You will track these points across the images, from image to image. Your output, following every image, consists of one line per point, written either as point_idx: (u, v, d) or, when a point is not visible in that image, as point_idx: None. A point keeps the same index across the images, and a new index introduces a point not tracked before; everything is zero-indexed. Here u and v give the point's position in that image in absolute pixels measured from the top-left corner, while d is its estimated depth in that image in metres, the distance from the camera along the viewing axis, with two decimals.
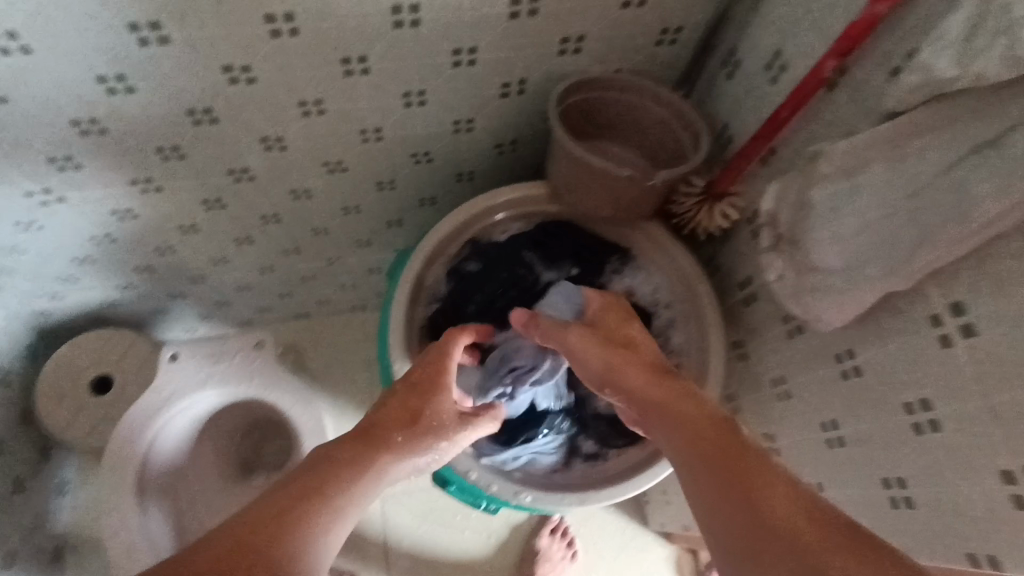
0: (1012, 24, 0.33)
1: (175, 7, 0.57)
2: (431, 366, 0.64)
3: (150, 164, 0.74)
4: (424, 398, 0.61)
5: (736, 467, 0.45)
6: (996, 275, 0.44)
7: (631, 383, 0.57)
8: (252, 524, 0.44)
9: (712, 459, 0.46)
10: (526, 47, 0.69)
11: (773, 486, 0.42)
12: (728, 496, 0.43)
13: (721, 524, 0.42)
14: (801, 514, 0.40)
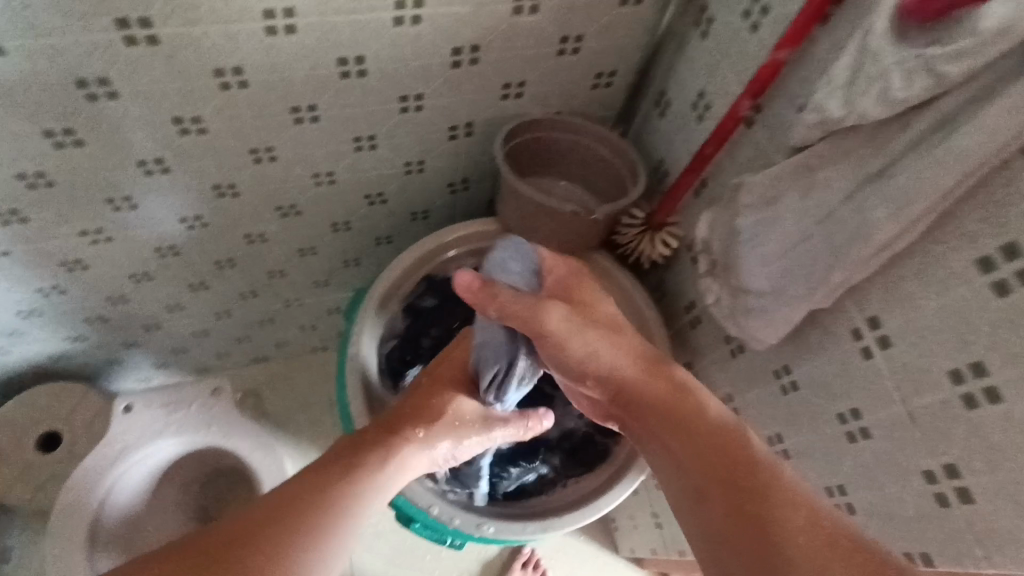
0: (884, 70, 0.38)
1: (123, 65, 0.58)
2: (445, 367, 0.66)
3: (100, 217, 0.75)
4: (438, 399, 0.63)
5: (747, 479, 0.44)
6: (896, 291, 0.48)
7: (622, 377, 0.54)
8: (269, 511, 0.46)
9: (720, 474, 0.45)
10: (471, 93, 0.73)
11: (788, 501, 0.42)
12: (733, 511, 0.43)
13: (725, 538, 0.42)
14: (812, 537, 0.40)
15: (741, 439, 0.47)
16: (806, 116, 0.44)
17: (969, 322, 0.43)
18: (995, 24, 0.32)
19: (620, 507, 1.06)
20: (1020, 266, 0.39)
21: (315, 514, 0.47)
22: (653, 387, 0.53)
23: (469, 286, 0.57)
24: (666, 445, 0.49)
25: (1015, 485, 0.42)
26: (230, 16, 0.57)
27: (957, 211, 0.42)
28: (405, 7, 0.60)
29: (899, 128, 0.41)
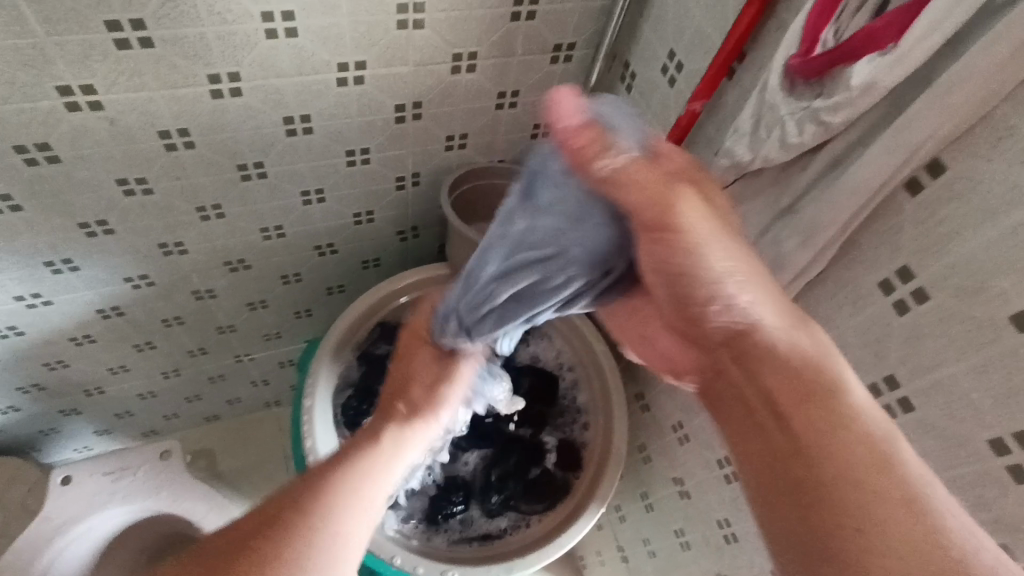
0: (781, 120, 0.43)
1: (63, 130, 0.59)
2: (413, 338, 0.59)
3: (39, 281, 0.73)
4: (412, 380, 0.57)
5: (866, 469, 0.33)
6: (816, 313, 0.52)
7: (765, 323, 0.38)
8: (241, 540, 0.42)
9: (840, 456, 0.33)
10: (416, 145, 0.76)
11: (907, 493, 0.32)
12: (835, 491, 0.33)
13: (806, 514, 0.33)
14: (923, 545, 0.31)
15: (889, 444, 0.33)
16: (719, 160, 0.50)
17: (879, 339, 0.47)
18: (863, 81, 0.37)
19: (586, 544, 1.06)
20: (914, 286, 0.44)
21: (294, 532, 0.42)
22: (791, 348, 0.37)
23: (574, 129, 0.38)
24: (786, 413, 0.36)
25: None
26: (174, 81, 0.58)
27: (857, 239, 0.47)
28: (348, 69, 0.64)
29: (800, 167, 0.45)
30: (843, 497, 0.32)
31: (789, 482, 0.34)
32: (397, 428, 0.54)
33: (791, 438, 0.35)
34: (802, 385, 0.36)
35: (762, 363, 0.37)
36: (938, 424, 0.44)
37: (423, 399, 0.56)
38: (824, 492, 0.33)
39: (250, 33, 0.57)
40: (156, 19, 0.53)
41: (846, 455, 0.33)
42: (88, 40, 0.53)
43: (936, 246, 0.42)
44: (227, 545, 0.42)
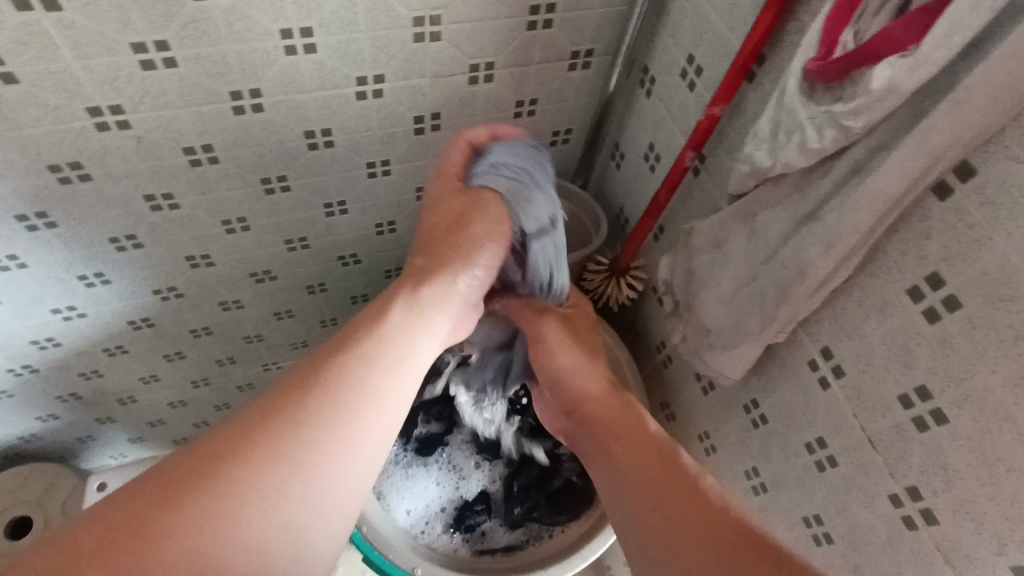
0: (801, 124, 0.42)
1: (94, 150, 0.61)
2: (449, 200, 0.59)
3: (74, 294, 0.76)
4: (445, 252, 0.57)
5: (671, 491, 0.49)
6: (841, 321, 0.50)
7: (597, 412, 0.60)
8: (255, 429, 0.42)
9: (660, 484, 0.50)
10: (436, 155, 0.76)
11: (695, 498, 0.48)
12: (659, 509, 0.48)
13: (651, 528, 0.48)
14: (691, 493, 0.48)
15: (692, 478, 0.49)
16: (739, 165, 0.49)
17: (908, 347, 0.46)
18: (884, 84, 0.36)
19: (614, 553, 1.04)
20: (945, 294, 0.42)
21: (309, 423, 0.43)
22: (631, 425, 0.57)
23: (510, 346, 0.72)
24: (623, 467, 0.54)
25: (972, 503, 0.43)
26: (198, 99, 0.60)
27: (883, 244, 0.45)
28: (367, 83, 0.64)
29: (823, 173, 0.44)
30: (710, 524, 0.45)
31: (652, 509, 0.49)
32: (431, 298, 0.54)
33: (637, 479, 0.52)
34: (667, 452, 0.53)
35: (622, 434, 0.57)
36: (974, 437, 0.42)
37: (448, 268, 0.56)
38: (653, 509, 0.49)
39: (270, 50, 0.58)
40: (179, 40, 0.55)
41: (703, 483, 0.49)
42: (115, 63, 0.55)
43: (968, 251, 0.40)
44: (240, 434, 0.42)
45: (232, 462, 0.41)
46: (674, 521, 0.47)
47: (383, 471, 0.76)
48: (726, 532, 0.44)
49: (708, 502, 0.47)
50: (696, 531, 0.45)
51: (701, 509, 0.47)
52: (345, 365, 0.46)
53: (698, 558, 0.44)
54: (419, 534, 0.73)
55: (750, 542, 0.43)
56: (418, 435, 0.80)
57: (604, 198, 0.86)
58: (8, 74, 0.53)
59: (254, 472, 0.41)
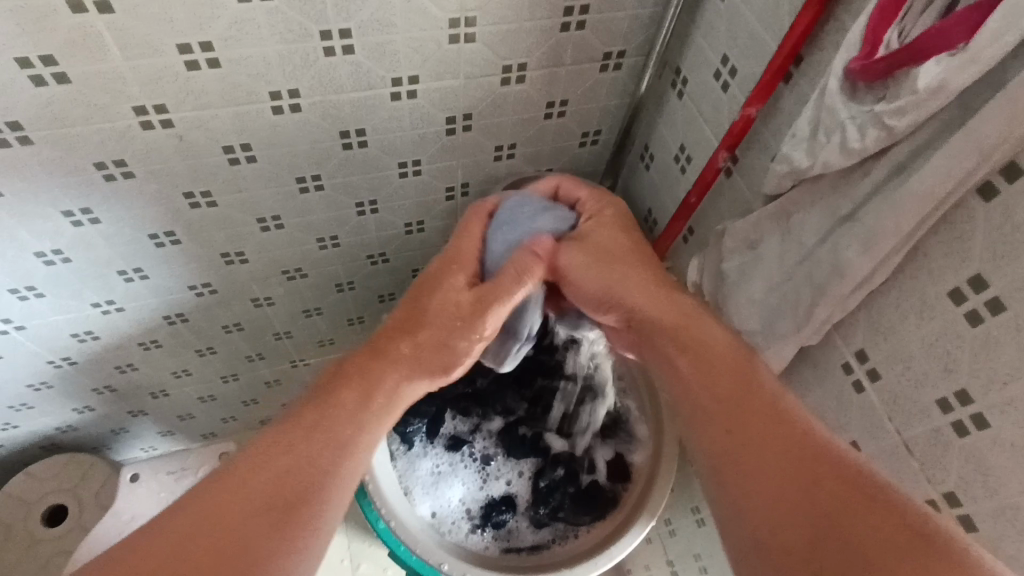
0: (841, 124, 0.42)
1: (138, 148, 0.63)
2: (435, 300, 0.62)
3: (113, 288, 0.78)
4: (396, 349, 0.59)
5: (770, 433, 0.47)
6: (879, 324, 0.50)
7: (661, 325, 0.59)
8: (251, 498, 0.47)
9: (758, 430, 0.48)
10: (466, 155, 0.77)
11: (799, 445, 0.46)
12: (765, 454, 0.47)
13: (760, 478, 0.46)
14: (796, 437, 0.47)
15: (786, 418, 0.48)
16: (777, 165, 0.49)
17: (948, 350, 0.45)
18: (930, 82, 0.36)
19: (634, 557, 1.03)
20: (989, 296, 0.42)
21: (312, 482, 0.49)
22: (704, 346, 0.55)
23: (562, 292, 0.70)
24: (707, 409, 0.52)
25: (1015, 510, 0.42)
26: (239, 99, 0.61)
27: (923, 246, 0.45)
28: (401, 84, 0.65)
29: (862, 173, 0.44)
30: (802, 487, 0.44)
31: (758, 452, 0.47)
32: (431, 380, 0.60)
33: (731, 423, 0.50)
34: (746, 383, 0.51)
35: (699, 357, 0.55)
36: (1018, 442, 0.41)
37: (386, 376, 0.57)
38: (754, 456, 0.47)
39: (309, 51, 0.59)
40: (223, 41, 0.56)
41: (792, 427, 0.47)
42: (162, 62, 0.56)
43: (1012, 253, 0.40)
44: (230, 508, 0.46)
45: (236, 529, 0.45)
46: (783, 472, 0.45)
47: (409, 468, 0.76)
48: (838, 480, 0.44)
49: (806, 450, 0.46)
50: (805, 482, 0.44)
51: (796, 461, 0.45)
52: (315, 437, 0.51)
53: (819, 513, 0.43)
54: (447, 532, 0.74)
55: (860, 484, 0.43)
56: (444, 431, 0.80)
57: (632, 199, 0.86)
58: (62, 74, 0.55)
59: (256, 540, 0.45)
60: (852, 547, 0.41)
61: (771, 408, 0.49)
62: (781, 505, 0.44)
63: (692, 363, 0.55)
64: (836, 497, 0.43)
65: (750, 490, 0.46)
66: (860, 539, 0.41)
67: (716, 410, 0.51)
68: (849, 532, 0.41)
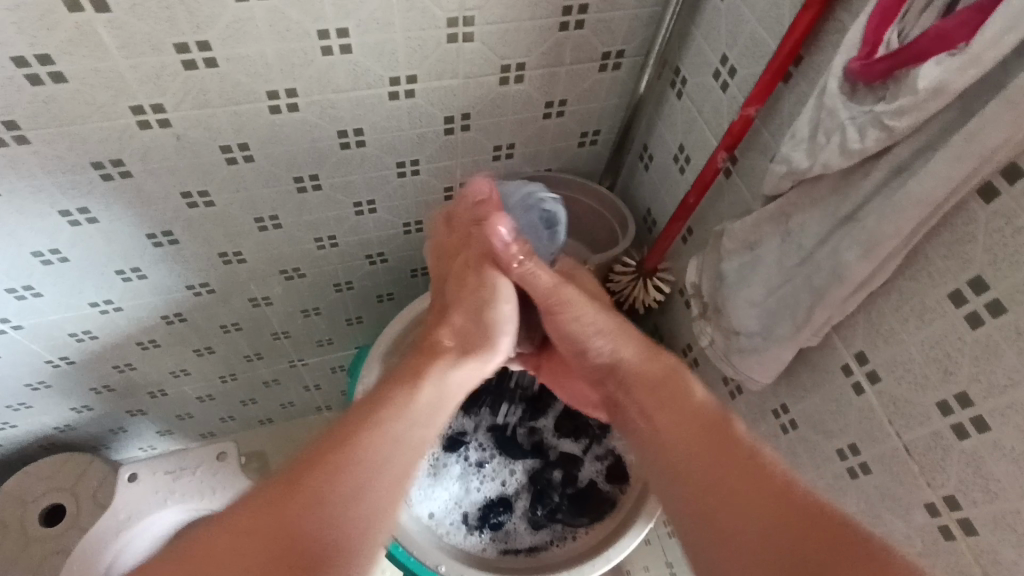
0: (841, 125, 0.41)
1: (136, 147, 0.62)
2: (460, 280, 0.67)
3: (111, 287, 0.77)
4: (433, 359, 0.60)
5: (742, 479, 0.47)
6: (878, 326, 0.49)
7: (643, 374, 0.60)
8: (276, 515, 0.45)
9: (729, 475, 0.48)
10: (465, 155, 0.77)
11: (772, 488, 0.46)
12: (739, 504, 0.46)
13: (735, 530, 0.45)
14: (767, 482, 0.47)
15: (754, 458, 0.48)
16: (776, 166, 0.49)
17: (949, 353, 0.45)
18: (931, 83, 0.35)
19: (633, 558, 1.02)
20: (989, 298, 0.41)
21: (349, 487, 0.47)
22: (682, 396, 0.56)
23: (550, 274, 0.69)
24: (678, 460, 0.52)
25: (1014, 515, 0.42)
26: (236, 98, 0.61)
27: (924, 248, 0.45)
28: (400, 83, 0.65)
29: (862, 175, 0.44)
30: (789, 527, 0.44)
31: (732, 498, 0.47)
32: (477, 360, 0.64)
33: (706, 472, 0.49)
34: (717, 428, 0.52)
35: (674, 408, 0.55)
36: (1017, 445, 0.41)
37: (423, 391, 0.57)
38: (729, 505, 0.47)
39: (307, 50, 0.59)
40: (221, 40, 0.56)
41: (771, 468, 0.48)
42: (160, 62, 0.56)
43: (1012, 256, 0.39)
44: (249, 531, 0.44)
45: (252, 553, 0.43)
46: (760, 518, 0.45)
47: None
48: (811, 523, 0.44)
49: (777, 490, 0.46)
50: (781, 525, 0.44)
51: (776, 503, 0.45)
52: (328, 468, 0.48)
53: (800, 556, 0.42)
54: (444, 534, 0.72)
55: (832, 523, 0.43)
56: (443, 432, 0.80)
57: (631, 199, 0.86)
58: (59, 73, 0.54)
59: (280, 559, 0.43)
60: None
61: (740, 452, 0.49)
62: (757, 555, 0.44)
63: (671, 406, 0.55)
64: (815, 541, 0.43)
65: (728, 540, 0.46)
66: (845, 567, 0.41)
67: (691, 453, 0.51)
68: (837, 573, 0.41)
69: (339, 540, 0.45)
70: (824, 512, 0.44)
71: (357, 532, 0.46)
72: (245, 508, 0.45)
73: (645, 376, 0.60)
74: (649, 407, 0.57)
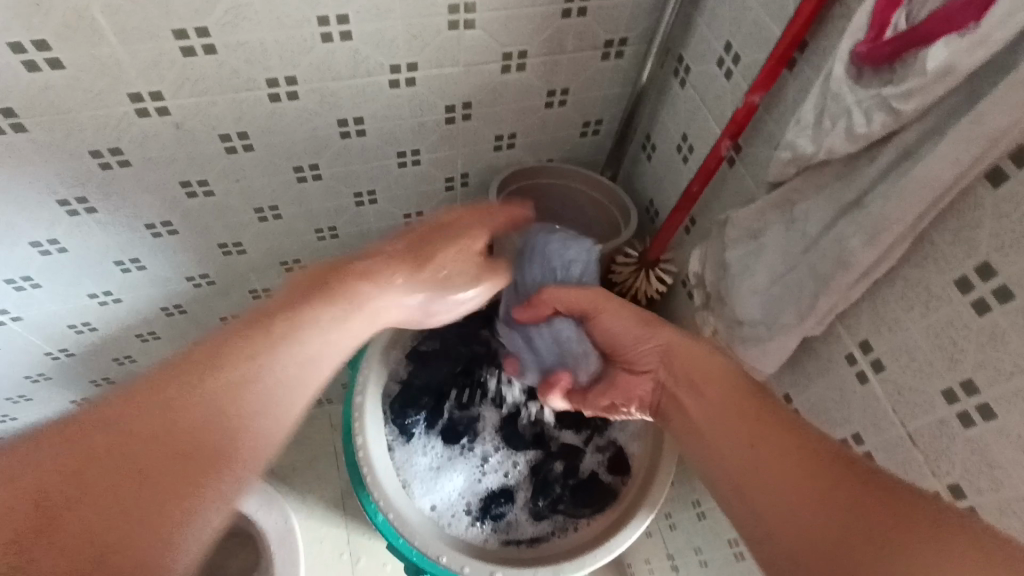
0: (847, 109, 0.41)
1: (134, 136, 0.62)
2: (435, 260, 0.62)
3: (110, 279, 0.77)
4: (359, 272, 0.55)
5: (784, 451, 0.45)
6: (884, 315, 0.49)
7: (686, 358, 0.58)
8: (151, 405, 0.41)
9: (770, 448, 0.46)
10: (466, 145, 0.76)
11: (813, 456, 0.44)
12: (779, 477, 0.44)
13: (776, 505, 0.44)
14: (812, 450, 0.44)
15: (796, 431, 0.46)
16: (780, 152, 0.48)
17: (954, 341, 0.44)
18: (939, 65, 0.35)
19: (634, 551, 1.02)
20: (996, 284, 0.41)
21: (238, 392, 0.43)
22: (720, 378, 0.54)
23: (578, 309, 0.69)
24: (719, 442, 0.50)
25: (1020, 503, 0.42)
26: (235, 86, 0.61)
27: (929, 234, 0.44)
28: (400, 71, 0.64)
29: (867, 160, 0.43)
30: (811, 493, 0.42)
31: (772, 473, 0.45)
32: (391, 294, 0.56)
33: (748, 449, 0.48)
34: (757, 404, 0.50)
35: (716, 391, 0.53)
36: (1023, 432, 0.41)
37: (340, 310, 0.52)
38: (770, 480, 0.45)
39: (306, 37, 0.58)
40: (220, 27, 0.55)
41: (799, 435, 0.46)
42: (158, 48, 0.55)
43: (1018, 240, 0.39)
44: (122, 427, 0.40)
45: (128, 457, 0.39)
46: (801, 488, 0.43)
47: (408, 459, 0.76)
48: (856, 484, 0.41)
49: (820, 458, 0.43)
50: (820, 494, 0.42)
51: (799, 473, 0.43)
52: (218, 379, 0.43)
53: (840, 523, 0.40)
54: (446, 525, 0.73)
55: (883, 487, 0.40)
56: (443, 422, 0.79)
57: (634, 190, 0.86)
58: (56, 60, 0.54)
59: (153, 462, 0.40)
60: (872, 545, 0.38)
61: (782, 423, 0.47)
62: (795, 527, 0.42)
63: (710, 390, 0.54)
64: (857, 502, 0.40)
65: (769, 516, 0.44)
66: (888, 532, 0.38)
67: (728, 434, 0.50)
68: (887, 535, 0.38)
69: (218, 451, 0.42)
70: (854, 472, 0.42)
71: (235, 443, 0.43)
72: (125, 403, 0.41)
73: (686, 361, 0.58)
74: (694, 396, 0.56)
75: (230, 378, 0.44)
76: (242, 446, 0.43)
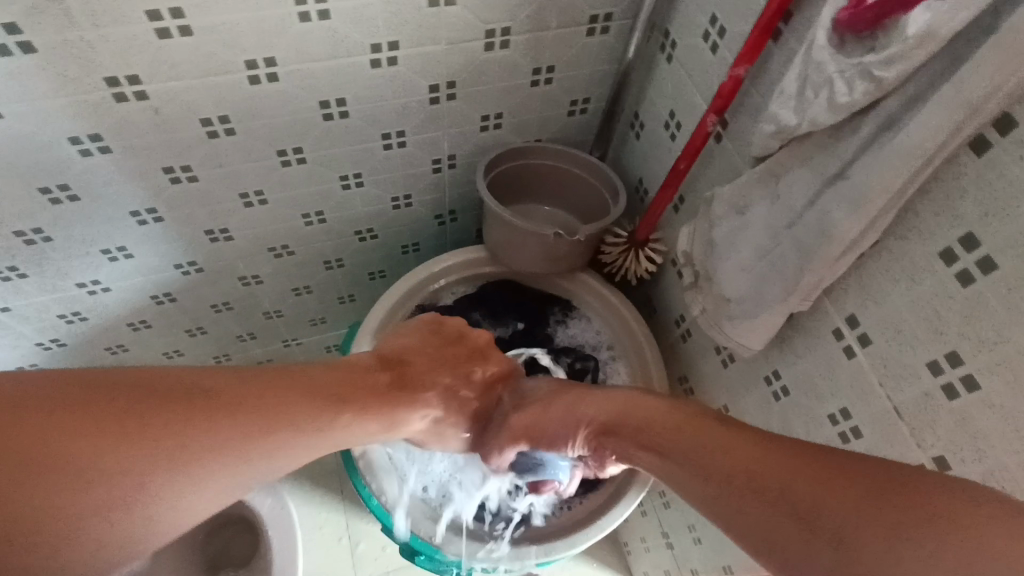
0: (829, 79, 0.40)
1: (113, 122, 0.61)
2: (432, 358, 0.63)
3: (98, 268, 0.77)
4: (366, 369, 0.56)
5: (754, 454, 0.39)
6: (869, 288, 0.49)
7: (631, 403, 0.51)
8: (157, 387, 0.42)
9: (738, 456, 0.40)
10: (452, 126, 0.75)
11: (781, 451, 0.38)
12: (755, 480, 0.38)
13: (762, 512, 0.36)
14: (780, 450, 0.39)
15: (760, 437, 0.41)
16: (764, 125, 0.48)
17: (939, 313, 0.44)
18: (919, 30, 0.34)
19: (630, 529, 1.03)
20: (979, 255, 0.41)
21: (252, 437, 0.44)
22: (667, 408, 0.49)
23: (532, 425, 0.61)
24: (684, 458, 0.44)
25: (1004, 473, 0.41)
26: (212, 69, 0.60)
27: (914, 205, 0.44)
28: (381, 50, 0.63)
29: (850, 131, 0.42)
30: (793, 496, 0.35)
31: (748, 475, 0.38)
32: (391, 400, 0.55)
33: (717, 458, 0.41)
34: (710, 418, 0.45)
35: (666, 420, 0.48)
36: (1005, 403, 0.41)
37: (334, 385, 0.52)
38: (755, 481, 0.37)
39: (283, 17, 0.57)
40: (193, 8, 0.54)
41: (772, 439, 0.40)
42: (131, 31, 0.54)
43: (1002, 209, 0.39)
44: (150, 385, 0.42)
45: (116, 420, 0.39)
46: (780, 482, 0.36)
47: (401, 440, 0.75)
48: (829, 466, 0.36)
49: (789, 452, 0.38)
50: (806, 479, 0.35)
51: (776, 465, 0.37)
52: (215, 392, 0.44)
53: (834, 505, 0.33)
54: (439, 506, 0.73)
55: (859, 467, 0.35)
56: None
57: (623, 170, 0.85)
58: (28, 44, 0.53)
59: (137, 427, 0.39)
60: (873, 517, 0.31)
61: (745, 435, 0.42)
62: (796, 521, 0.34)
63: (666, 414, 0.48)
64: (842, 478, 0.34)
65: (760, 523, 0.36)
66: (887, 496, 0.32)
67: (695, 448, 0.43)
68: (891, 501, 0.32)
69: (189, 448, 0.41)
70: (840, 461, 0.36)
71: (205, 453, 0.41)
72: (139, 381, 0.42)
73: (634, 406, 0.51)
74: (646, 436, 0.48)
75: (238, 400, 0.44)
76: (203, 451, 0.41)
